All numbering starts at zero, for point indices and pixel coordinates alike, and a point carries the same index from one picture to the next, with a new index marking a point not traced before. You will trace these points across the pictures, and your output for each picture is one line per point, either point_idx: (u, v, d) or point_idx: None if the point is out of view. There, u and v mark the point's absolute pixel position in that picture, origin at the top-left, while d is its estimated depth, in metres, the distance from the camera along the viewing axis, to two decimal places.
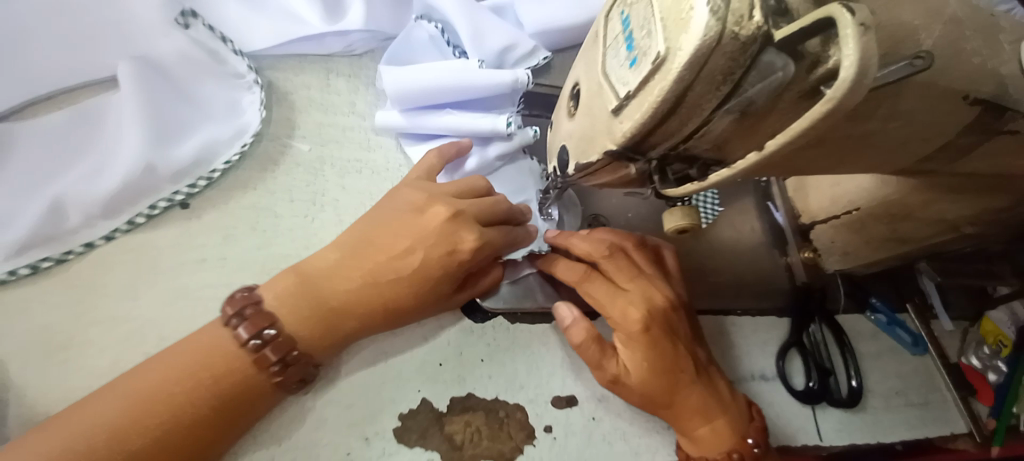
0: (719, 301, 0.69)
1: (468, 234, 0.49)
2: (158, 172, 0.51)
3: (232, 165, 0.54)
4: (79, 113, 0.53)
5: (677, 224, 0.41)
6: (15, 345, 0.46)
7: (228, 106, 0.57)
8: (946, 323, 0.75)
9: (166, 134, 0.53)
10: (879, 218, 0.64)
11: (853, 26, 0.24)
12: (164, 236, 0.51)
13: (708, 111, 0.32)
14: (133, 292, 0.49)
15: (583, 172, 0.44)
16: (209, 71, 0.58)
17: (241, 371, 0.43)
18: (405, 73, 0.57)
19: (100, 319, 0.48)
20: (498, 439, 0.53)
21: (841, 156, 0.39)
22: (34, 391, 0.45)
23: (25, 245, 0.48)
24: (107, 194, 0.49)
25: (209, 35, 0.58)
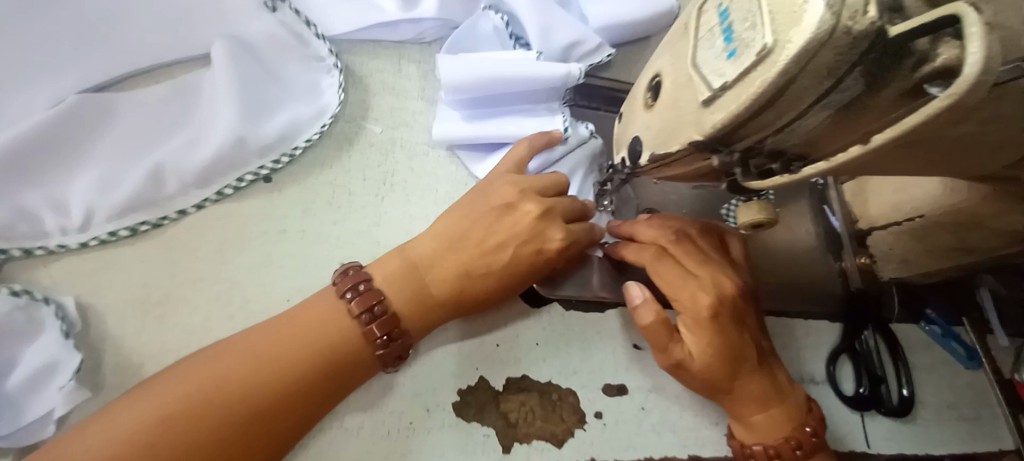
0: (772, 301, 0.69)
1: (556, 233, 0.51)
2: (248, 145, 0.54)
3: (312, 144, 0.57)
4: (177, 87, 0.57)
5: (753, 218, 0.42)
6: (114, 301, 0.50)
7: (310, 87, 0.60)
8: (1001, 338, 0.73)
9: (256, 110, 0.56)
10: (944, 226, 0.63)
11: (979, 25, 0.26)
12: (248, 206, 0.54)
13: (806, 105, 0.32)
14: (220, 258, 0.52)
15: (657, 163, 0.45)
16: (292, 53, 0.61)
17: (355, 344, 0.46)
18: (461, 64, 0.58)
19: (191, 280, 0.51)
20: (551, 421, 0.55)
21: (926, 158, 0.39)
22: (129, 343, 0.49)
23: (127, 209, 0.51)
24: (204, 164, 0.53)
25: (294, 18, 0.61)
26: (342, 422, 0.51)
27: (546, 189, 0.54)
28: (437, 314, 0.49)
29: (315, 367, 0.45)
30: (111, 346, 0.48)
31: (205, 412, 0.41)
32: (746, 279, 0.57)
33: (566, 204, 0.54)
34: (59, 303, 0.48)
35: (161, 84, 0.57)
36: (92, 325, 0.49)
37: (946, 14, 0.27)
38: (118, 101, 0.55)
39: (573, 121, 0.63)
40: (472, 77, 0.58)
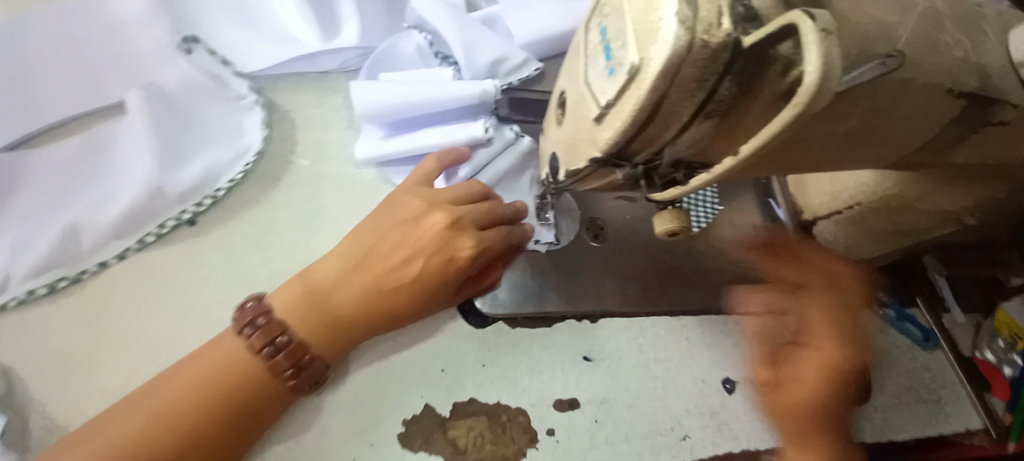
0: (723, 301, 0.68)
1: (466, 241, 0.51)
2: (166, 194, 0.54)
3: (235, 184, 0.57)
4: (94, 137, 0.56)
5: (667, 226, 0.42)
6: (35, 363, 0.49)
7: (232, 127, 0.60)
8: (957, 315, 0.74)
9: (173, 155, 0.55)
10: (879, 212, 0.63)
11: (814, 33, 0.25)
12: (174, 253, 0.54)
13: (686, 118, 0.33)
14: (146, 308, 0.52)
15: (572, 179, 0.45)
16: (211, 93, 0.60)
17: (254, 380, 0.45)
18: (376, 89, 0.58)
19: (117, 333, 0.51)
20: (500, 443, 0.54)
21: (824, 155, 0.39)
22: (54, 405, 0.48)
23: (44, 266, 0.51)
24: (121, 214, 0.52)
25: (211, 60, 0.60)
26: None
27: (457, 200, 0.54)
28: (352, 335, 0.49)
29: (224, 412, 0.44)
30: (37, 410, 0.47)
31: None
32: None
33: (478, 212, 0.53)
34: None
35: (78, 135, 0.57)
36: (14, 390, 0.48)
37: (784, 24, 0.27)
38: (31, 158, 0.55)
39: (498, 126, 0.63)
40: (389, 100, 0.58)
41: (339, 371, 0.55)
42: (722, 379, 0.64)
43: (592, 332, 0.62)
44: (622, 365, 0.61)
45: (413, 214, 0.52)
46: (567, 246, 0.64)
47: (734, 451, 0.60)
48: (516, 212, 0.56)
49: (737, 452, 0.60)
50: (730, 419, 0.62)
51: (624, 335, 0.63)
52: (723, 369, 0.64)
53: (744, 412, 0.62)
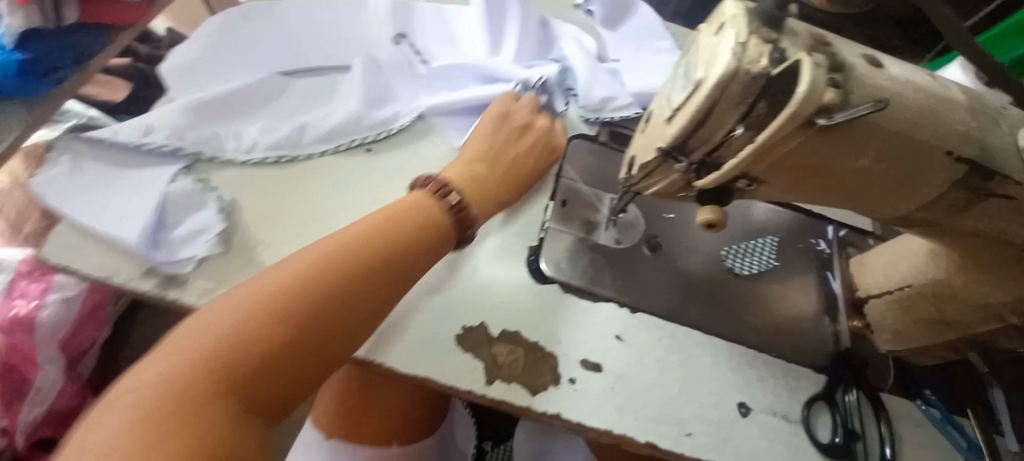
0: (759, 338, 0.75)
1: (557, 138, 0.83)
2: (364, 120, 0.79)
3: (404, 127, 0.81)
4: (329, 83, 0.84)
5: (705, 216, 0.54)
6: (248, 201, 0.71)
7: (416, 91, 0.85)
8: (1010, 442, 0.71)
9: (376, 101, 0.81)
10: (927, 297, 0.67)
11: (805, 62, 0.42)
12: (352, 160, 0.77)
13: (730, 124, 0.47)
14: (324, 190, 0.74)
15: (643, 172, 0.60)
16: (409, 69, 0.87)
17: (428, 221, 0.62)
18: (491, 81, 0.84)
19: (302, 199, 0.73)
20: (531, 372, 0.66)
21: (845, 185, 0.50)
22: (249, 232, 0.69)
23: (274, 148, 0.76)
24: (330, 126, 0.78)
25: (414, 51, 0.90)
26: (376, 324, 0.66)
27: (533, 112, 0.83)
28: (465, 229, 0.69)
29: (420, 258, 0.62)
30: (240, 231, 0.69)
31: (316, 270, 0.52)
32: None
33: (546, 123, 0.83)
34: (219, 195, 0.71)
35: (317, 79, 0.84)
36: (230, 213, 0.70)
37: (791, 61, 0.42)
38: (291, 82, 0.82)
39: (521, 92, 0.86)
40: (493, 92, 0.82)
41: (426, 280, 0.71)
42: (738, 402, 0.69)
43: (631, 320, 0.72)
44: (648, 354, 0.70)
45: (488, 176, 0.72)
46: (626, 249, 0.77)
47: None
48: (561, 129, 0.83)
49: None
50: (736, 437, 0.67)
51: (657, 333, 0.72)
52: (740, 395, 0.70)
53: (751, 437, 0.67)
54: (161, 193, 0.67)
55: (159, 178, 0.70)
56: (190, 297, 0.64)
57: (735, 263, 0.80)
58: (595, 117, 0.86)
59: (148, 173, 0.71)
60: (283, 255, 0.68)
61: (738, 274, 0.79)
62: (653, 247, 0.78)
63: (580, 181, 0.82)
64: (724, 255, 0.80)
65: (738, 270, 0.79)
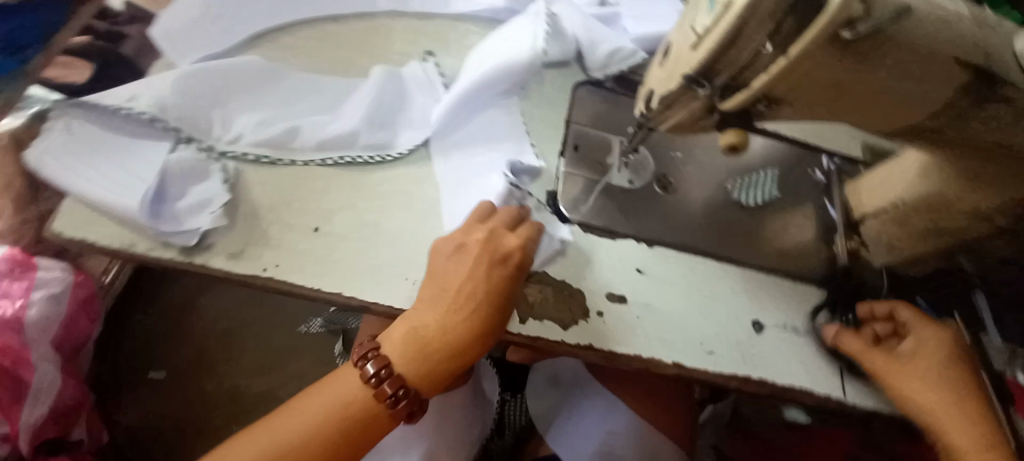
0: (769, 263, 0.79)
1: None
2: (361, 141, 0.73)
3: (402, 157, 0.74)
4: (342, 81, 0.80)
5: (730, 140, 0.57)
6: (254, 188, 0.68)
7: (420, 120, 0.79)
8: (994, 339, 0.79)
9: (379, 117, 0.76)
10: (920, 211, 0.72)
11: None
12: (362, 148, 0.73)
13: (759, 42, 0.49)
14: (329, 187, 0.70)
15: (664, 103, 0.62)
16: (417, 91, 0.81)
17: (366, 399, 0.58)
18: (469, 73, 0.78)
19: (317, 175, 0.70)
20: (562, 308, 0.69)
21: (858, 100, 0.53)
22: (263, 192, 0.68)
23: (266, 143, 0.70)
24: (326, 137, 0.72)
25: (431, 70, 0.83)
26: (406, 273, 0.66)
27: None
28: (520, 258, 0.62)
29: (450, 270, 0.61)
30: (253, 191, 0.67)
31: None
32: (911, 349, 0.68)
33: None
34: (224, 165, 0.68)
35: (330, 75, 0.80)
36: (236, 184, 0.68)
37: None
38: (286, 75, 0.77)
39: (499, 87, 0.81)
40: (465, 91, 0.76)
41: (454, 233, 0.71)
42: (753, 320, 0.74)
43: (650, 253, 0.76)
44: (668, 283, 0.74)
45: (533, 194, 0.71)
46: (640, 188, 0.80)
47: (753, 377, 0.70)
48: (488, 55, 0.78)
49: (757, 380, 0.70)
50: (754, 352, 0.72)
51: (675, 264, 0.76)
52: (756, 314, 0.74)
53: (768, 351, 0.72)
54: (161, 165, 0.63)
55: (155, 149, 0.65)
56: (213, 259, 0.62)
57: (740, 195, 0.83)
58: (603, 72, 0.87)
59: (140, 141, 0.66)
60: (306, 213, 0.67)
61: (744, 205, 0.82)
62: (664, 185, 0.81)
63: (589, 126, 0.85)
64: (730, 189, 0.83)
65: (745, 201, 0.82)
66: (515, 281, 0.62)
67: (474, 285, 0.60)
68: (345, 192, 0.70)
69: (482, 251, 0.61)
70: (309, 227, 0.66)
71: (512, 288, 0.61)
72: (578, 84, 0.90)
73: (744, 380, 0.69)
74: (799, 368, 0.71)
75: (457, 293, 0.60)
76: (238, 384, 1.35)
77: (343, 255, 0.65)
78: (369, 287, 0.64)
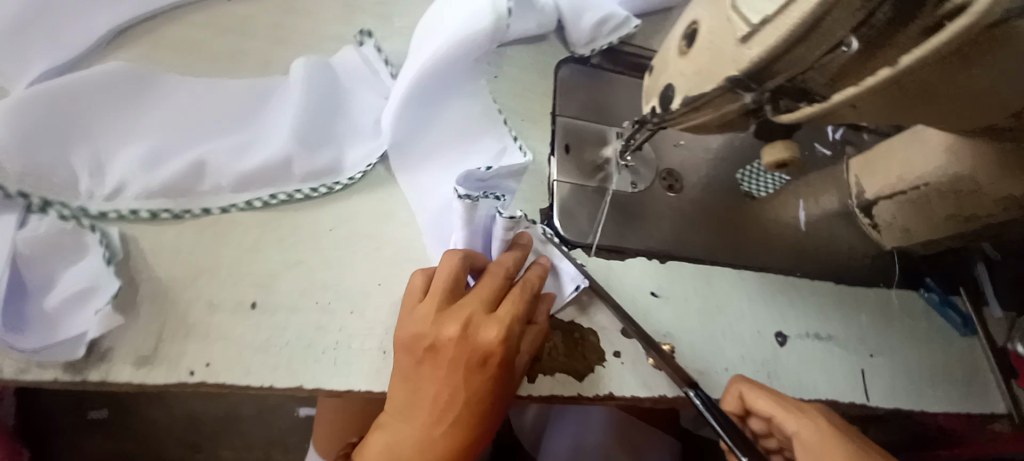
0: (785, 262, 0.71)
1: None
2: (293, 169, 0.55)
3: (355, 182, 0.58)
4: (256, 83, 0.59)
5: (778, 155, 0.46)
6: (158, 260, 0.50)
7: (372, 124, 0.61)
8: (994, 309, 0.77)
9: (314, 130, 0.57)
10: (946, 195, 0.65)
11: None
12: (297, 180, 0.55)
13: (840, 38, 0.36)
14: (260, 245, 0.53)
15: (689, 106, 0.48)
16: (361, 85, 0.62)
17: None
18: (419, 54, 0.57)
19: (241, 229, 0.53)
20: (574, 355, 0.59)
21: (937, 98, 0.43)
22: (171, 260, 0.51)
23: (161, 192, 0.52)
24: (244, 171, 0.53)
25: (375, 55, 0.63)
26: (383, 343, 0.52)
27: None
28: (503, 353, 0.48)
29: (423, 376, 0.49)
30: (159, 262, 0.50)
31: None
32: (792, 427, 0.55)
33: None
34: (104, 231, 0.49)
35: (238, 78, 0.59)
36: (131, 257, 0.50)
37: None
38: (178, 85, 0.57)
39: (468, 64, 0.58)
40: (416, 81, 0.55)
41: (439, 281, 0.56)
42: (776, 332, 0.67)
43: (663, 271, 0.66)
44: (687, 305, 0.65)
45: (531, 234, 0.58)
46: (644, 193, 0.68)
47: None
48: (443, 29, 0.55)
49: None
50: (780, 368, 0.65)
51: (690, 279, 0.67)
52: (777, 324, 0.68)
53: (794, 365, 0.66)
54: (3, 247, 0.44)
55: None
56: (115, 370, 0.46)
57: (750, 186, 0.74)
58: (591, 48, 0.73)
59: None
60: (237, 282, 0.51)
61: (755, 197, 0.74)
62: (670, 183, 0.70)
63: (580, 118, 0.70)
64: (740, 179, 0.74)
65: (755, 193, 0.74)
66: (501, 381, 0.49)
67: (452, 394, 0.48)
68: (287, 244, 0.53)
69: (456, 352, 0.48)
70: (245, 302, 0.50)
71: (497, 390, 0.49)
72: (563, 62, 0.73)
73: None
74: (823, 378, 0.67)
75: (431, 405, 0.48)
76: (192, 408, 1.12)
77: (295, 334, 0.50)
78: (338, 370, 0.50)
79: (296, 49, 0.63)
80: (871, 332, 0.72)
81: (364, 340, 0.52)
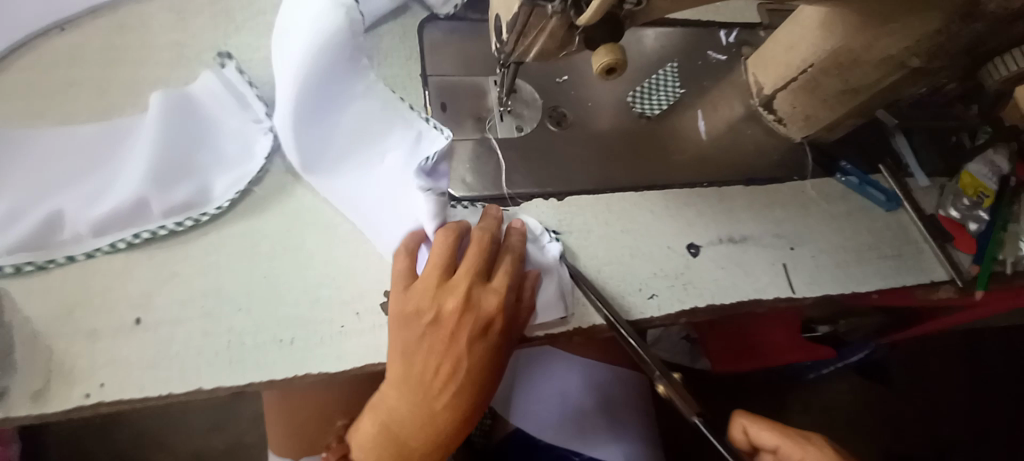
0: (688, 175, 0.71)
1: None
2: (152, 207, 0.53)
3: (223, 211, 0.56)
4: (113, 126, 0.58)
5: (601, 61, 0.44)
6: (31, 307, 0.51)
7: (243, 149, 0.59)
8: (920, 179, 0.76)
9: (171, 163, 0.55)
10: (829, 71, 0.63)
11: None
12: (160, 214, 0.54)
13: None
14: (134, 270, 0.53)
15: (515, 33, 0.48)
16: (228, 110, 0.60)
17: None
18: (285, 63, 0.53)
19: (112, 261, 0.53)
20: None
21: None
22: (43, 303, 0.51)
23: (20, 247, 0.51)
24: (102, 216, 0.52)
25: (239, 78, 0.61)
26: (277, 334, 0.53)
27: None
28: (503, 319, 0.52)
29: (425, 350, 0.52)
30: (33, 306, 0.51)
31: None
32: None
33: None
34: None
35: (95, 121, 0.58)
36: (2, 309, 0.50)
37: None
38: (25, 139, 0.56)
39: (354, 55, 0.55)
40: (297, 97, 0.53)
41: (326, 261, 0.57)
42: (687, 244, 0.67)
43: (562, 209, 0.66)
44: (590, 237, 0.65)
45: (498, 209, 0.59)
46: (531, 134, 0.68)
47: (699, 306, 0.64)
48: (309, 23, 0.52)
49: (703, 307, 0.64)
50: (695, 278, 0.65)
51: (591, 210, 0.66)
52: (688, 236, 0.68)
53: (708, 272, 0.66)
54: None
55: None
56: (13, 408, 0.48)
57: (643, 107, 0.72)
58: (450, 7, 0.71)
59: None
60: (116, 305, 0.52)
61: (649, 117, 0.72)
62: (557, 120, 0.69)
63: (453, 74, 0.69)
64: (631, 102, 0.72)
65: (649, 112, 0.72)
66: (501, 347, 0.53)
67: (454, 365, 0.52)
68: (158, 260, 0.54)
69: (460, 324, 0.51)
70: (127, 321, 0.51)
71: (494, 358, 0.53)
72: (425, 22, 0.72)
73: (690, 313, 0.64)
74: (741, 279, 0.67)
75: (433, 377, 0.52)
76: (200, 445, 1.15)
77: (185, 342, 0.51)
78: (233, 369, 0.51)
79: (139, 64, 0.62)
80: (787, 225, 0.71)
81: (256, 333, 0.53)
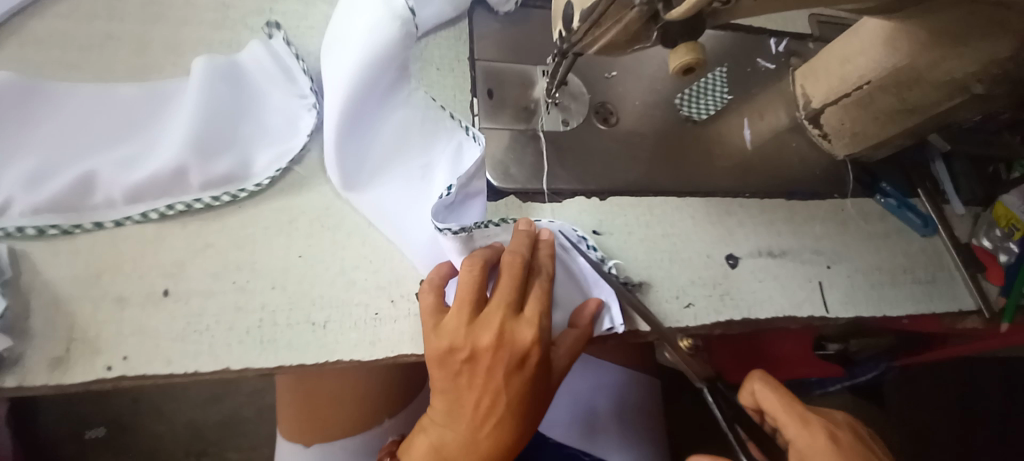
0: (729, 184, 0.69)
1: None
2: (191, 178, 0.52)
3: (263, 188, 0.54)
4: (154, 91, 0.56)
5: (682, 59, 0.43)
6: (55, 272, 0.49)
7: (286, 124, 0.57)
8: (957, 206, 0.75)
9: (212, 133, 0.53)
10: (887, 89, 0.62)
11: None
12: (198, 185, 0.52)
13: None
14: (166, 241, 0.51)
15: (587, 22, 0.46)
16: (273, 83, 0.58)
17: None
18: (334, 75, 0.52)
19: (143, 229, 0.51)
20: None
21: None
22: (68, 267, 0.49)
23: (47, 208, 0.49)
24: (138, 183, 0.50)
25: (285, 49, 0.59)
26: (310, 316, 0.51)
27: None
28: (539, 351, 0.50)
29: (463, 385, 0.51)
30: (56, 270, 0.49)
31: None
32: (799, 432, 0.55)
33: None
34: None
35: (133, 83, 0.56)
36: (23, 272, 0.48)
37: None
38: (59, 94, 0.53)
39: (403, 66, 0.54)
40: (344, 106, 0.51)
41: (364, 245, 0.55)
42: (726, 255, 0.66)
43: (604, 209, 0.64)
44: (630, 239, 0.64)
45: (530, 220, 0.56)
46: (576, 129, 0.65)
47: (735, 319, 0.63)
48: (370, 32, 0.51)
49: (739, 320, 0.63)
50: (733, 289, 0.64)
51: (632, 212, 0.65)
52: (727, 247, 0.66)
53: (746, 284, 0.65)
54: None
55: None
56: (30, 375, 0.46)
57: (690, 110, 0.71)
58: (510, 4, 0.68)
59: None
60: (146, 275, 0.50)
61: (696, 121, 0.70)
62: (604, 116, 0.67)
63: (500, 60, 0.66)
64: (679, 104, 0.70)
65: (697, 116, 0.70)
66: (541, 376, 0.51)
67: (493, 398, 0.50)
68: (192, 229, 0.52)
69: (494, 360, 0.49)
70: (157, 291, 0.49)
71: (534, 388, 0.51)
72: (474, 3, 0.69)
73: (726, 325, 0.63)
74: (778, 293, 0.66)
75: (474, 410, 0.51)
76: (193, 415, 1.13)
77: (215, 318, 0.49)
78: (264, 349, 0.49)
79: (180, 26, 0.60)
80: (825, 243, 0.70)
81: (288, 314, 0.51)
